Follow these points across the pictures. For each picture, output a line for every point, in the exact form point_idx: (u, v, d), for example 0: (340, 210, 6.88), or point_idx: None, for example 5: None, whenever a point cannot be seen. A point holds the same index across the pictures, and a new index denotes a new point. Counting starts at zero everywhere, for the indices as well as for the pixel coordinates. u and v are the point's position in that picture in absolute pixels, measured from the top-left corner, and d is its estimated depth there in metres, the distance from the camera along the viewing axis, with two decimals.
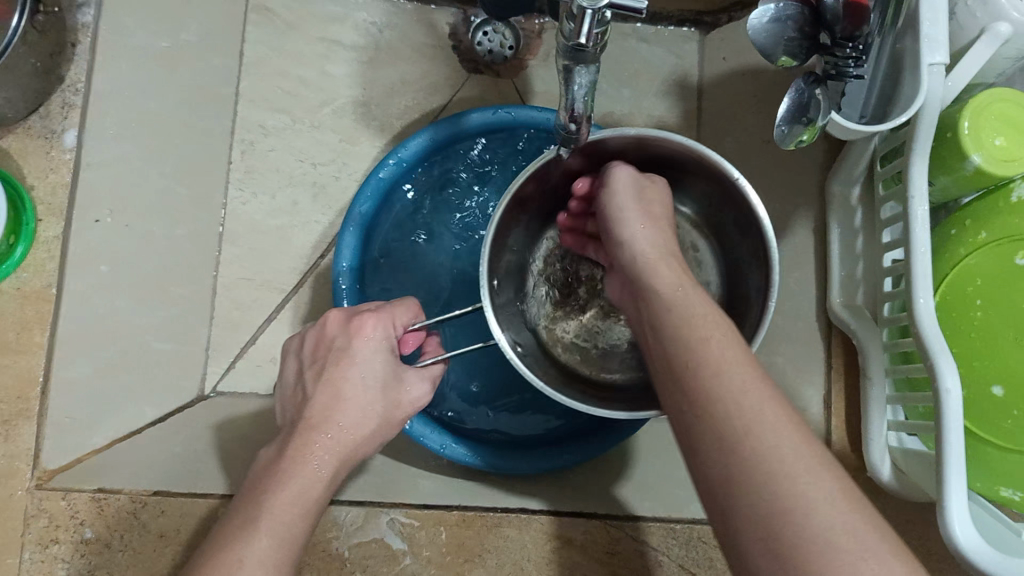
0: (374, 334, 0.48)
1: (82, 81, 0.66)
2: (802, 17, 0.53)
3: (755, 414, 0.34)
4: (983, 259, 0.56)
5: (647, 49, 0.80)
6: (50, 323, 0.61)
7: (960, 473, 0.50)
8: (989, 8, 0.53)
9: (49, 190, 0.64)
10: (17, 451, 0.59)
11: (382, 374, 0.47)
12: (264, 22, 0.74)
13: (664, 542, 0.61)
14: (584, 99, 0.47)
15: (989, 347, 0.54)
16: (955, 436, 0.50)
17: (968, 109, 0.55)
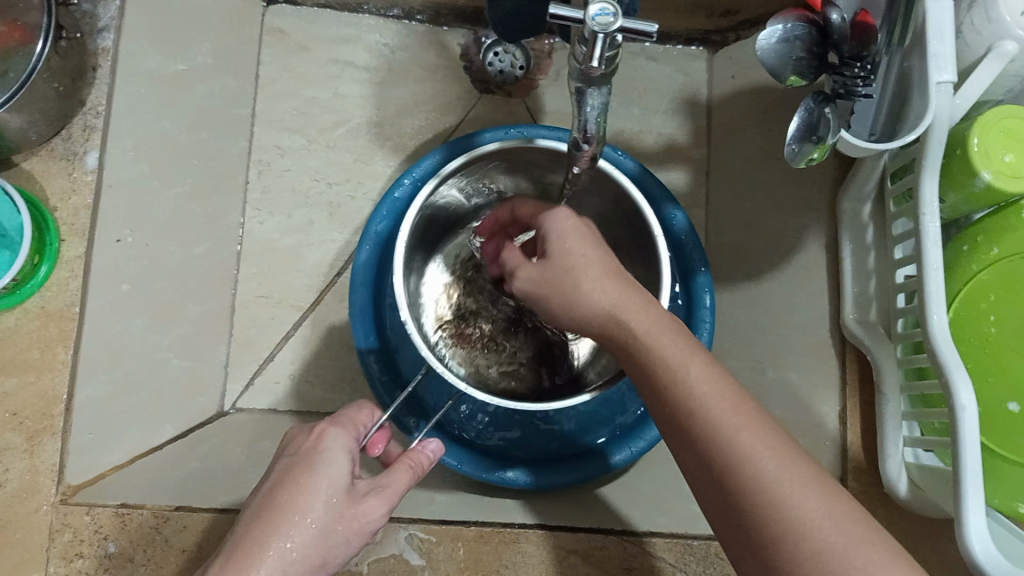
0: (335, 446, 0.45)
1: (103, 105, 0.68)
2: (810, 37, 0.53)
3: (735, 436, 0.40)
4: (995, 275, 0.56)
5: (655, 67, 0.81)
6: (73, 342, 0.62)
7: (977, 491, 0.50)
8: (994, 27, 0.54)
9: (71, 211, 0.65)
10: (41, 466, 0.60)
11: (342, 488, 0.43)
12: (275, 44, 0.75)
13: (681, 559, 0.61)
14: (596, 119, 0.47)
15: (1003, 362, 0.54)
16: (971, 453, 0.50)
17: (976, 125, 0.55)
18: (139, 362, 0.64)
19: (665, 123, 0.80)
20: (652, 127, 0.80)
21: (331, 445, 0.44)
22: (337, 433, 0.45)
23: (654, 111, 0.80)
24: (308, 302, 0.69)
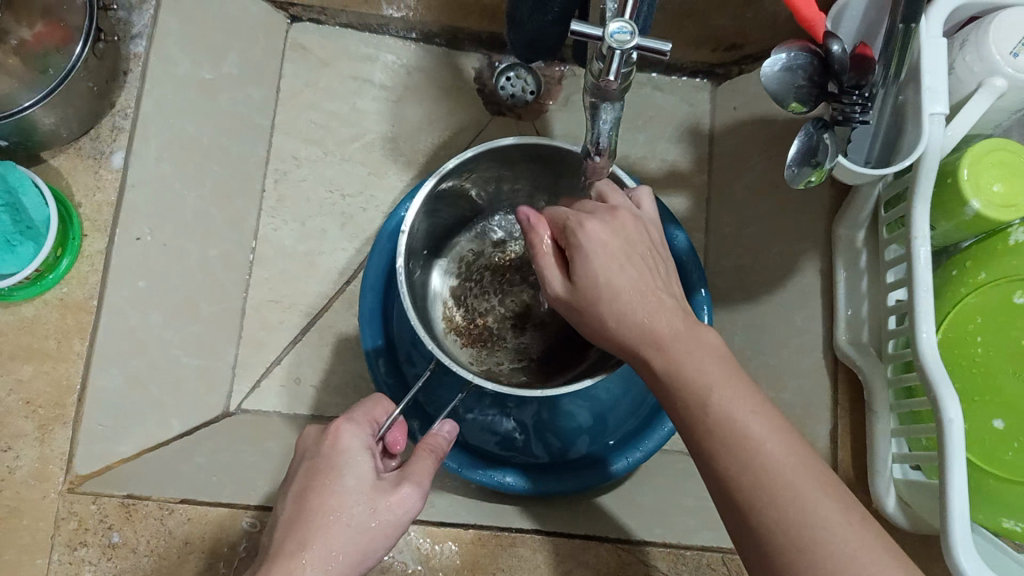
0: (352, 442, 0.49)
1: (132, 106, 0.68)
2: (812, 67, 0.56)
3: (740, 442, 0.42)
4: (985, 298, 0.58)
5: (660, 97, 0.85)
6: (89, 333, 0.62)
7: (963, 503, 0.52)
8: (985, 64, 0.57)
9: (95, 208, 0.65)
10: (51, 454, 0.60)
11: (368, 478, 0.48)
12: (299, 59, 0.80)
13: (674, 568, 0.61)
14: (609, 134, 0.52)
15: (989, 383, 0.56)
16: (957, 464, 0.52)
17: (967, 156, 0.58)
18: (153, 357, 0.65)
19: (668, 150, 0.84)
20: (656, 154, 0.84)
21: (354, 444, 0.48)
22: (356, 429, 0.49)
23: (658, 139, 0.84)
24: (319, 305, 0.76)
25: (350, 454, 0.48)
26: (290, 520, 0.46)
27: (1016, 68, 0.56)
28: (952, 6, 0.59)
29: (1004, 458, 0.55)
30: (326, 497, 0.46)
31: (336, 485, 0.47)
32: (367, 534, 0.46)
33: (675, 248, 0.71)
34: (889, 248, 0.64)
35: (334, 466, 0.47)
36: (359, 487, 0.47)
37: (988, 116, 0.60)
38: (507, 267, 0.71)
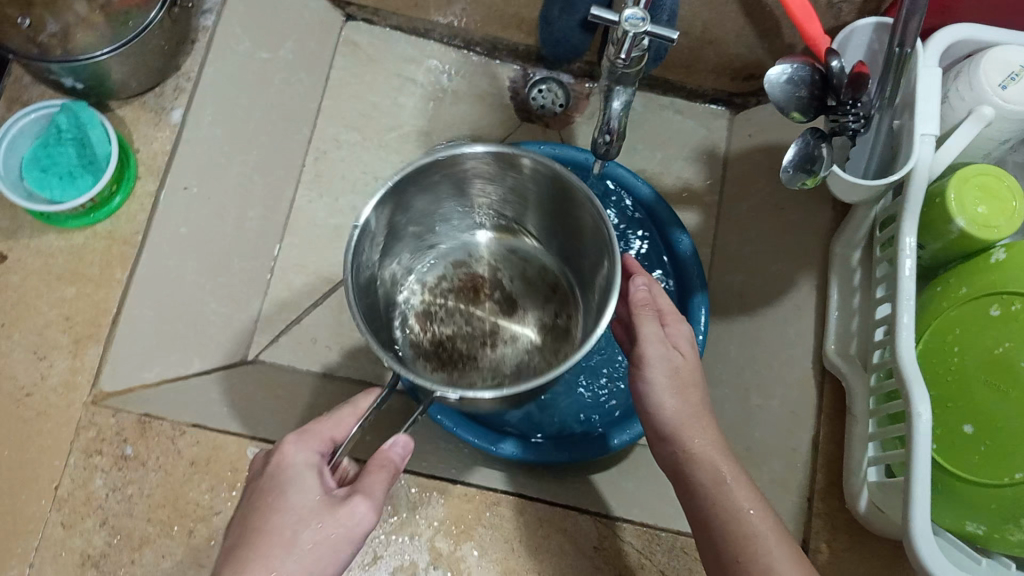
0: (300, 457, 0.49)
1: (195, 72, 0.75)
2: (812, 81, 0.61)
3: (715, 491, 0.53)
4: (963, 312, 0.61)
5: (680, 120, 0.90)
6: (130, 265, 0.68)
7: (924, 495, 0.54)
8: (975, 94, 0.62)
9: (151, 154, 0.72)
10: (80, 367, 0.65)
11: (314, 493, 0.48)
12: (349, 54, 0.86)
13: (647, 546, 0.64)
14: (620, 117, 0.57)
15: (963, 390, 0.58)
16: (922, 457, 0.54)
17: (953, 180, 0.62)
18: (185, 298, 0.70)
19: (683, 169, 0.89)
20: (671, 171, 0.89)
21: (293, 457, 0.49)
22: (300, 443, 0.50)
23: (674, 158, 0.89)
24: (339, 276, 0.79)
25: (289, 468, 0.48)
26: (234, 544, 0.46)
27: (1004, 99, 0.61)
28: (948, 43, 0.64)
29: (968, 460, 0.57)
30: (268, 518, 0.47)
31: (278, 504, 0.47)
32: (314, 552, 0.46)
33: (679, 252, 0.75)
34: (880, 265, 0.67)
35: (274, 485, 0.48)
36: (302, 505, 0.47)
37: (979, 144, 0.64)
38: (472, 287, 0.73)
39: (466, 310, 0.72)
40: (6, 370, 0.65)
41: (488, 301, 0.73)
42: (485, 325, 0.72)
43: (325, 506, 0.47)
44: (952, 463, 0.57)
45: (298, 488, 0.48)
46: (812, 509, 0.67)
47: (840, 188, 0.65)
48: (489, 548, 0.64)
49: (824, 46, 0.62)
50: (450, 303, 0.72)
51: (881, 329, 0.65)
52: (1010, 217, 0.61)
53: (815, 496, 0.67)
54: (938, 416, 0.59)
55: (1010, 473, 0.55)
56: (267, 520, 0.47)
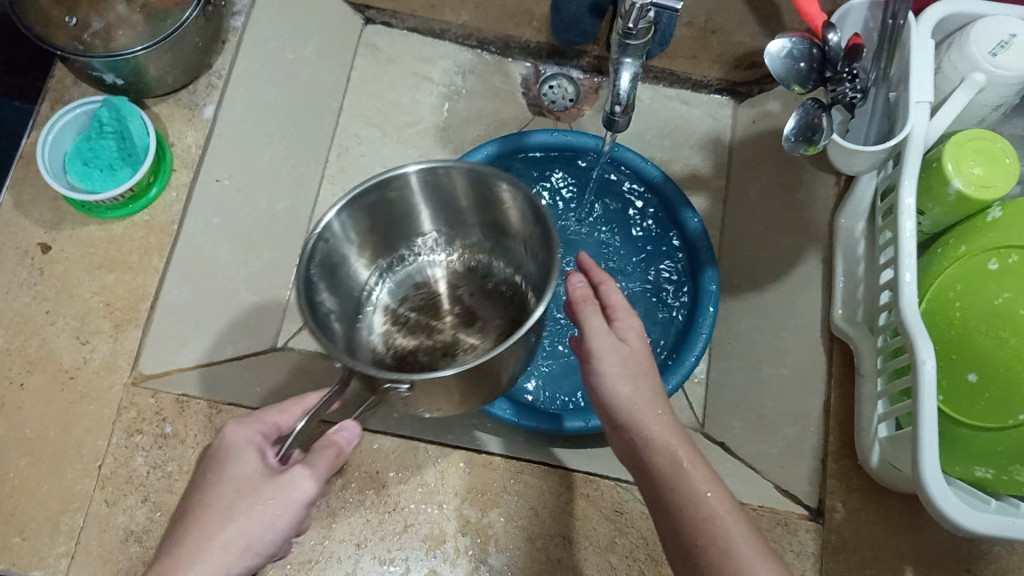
0: (243, 433, 0.50)
1: (225, 70, 0.78)
2: (811, 55, 0.65)
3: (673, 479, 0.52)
4: (962, 269, 0.63)
5: (686, 109, 0.94)
6: (167, 252, 0.71)
7: (932, 439, 0.56)
8: (967, 61, 0.65)
9: (185, 149, 0.75)
10: (121, 350, 0.67)
11: (254, 466, 0.48)
12: (369, 55, 0.92)
13: None
14: (629, 89, 0.60)
15: (965, 340, 0.61)
16: (928, 405, 0.57)
17: (949, 144, 0.64)
18: None
19: (692, 155, 0.93)
20: (680, 158, 0.93)
21: (240, 438, 0.49)
22: (248, 422, 0.51)
23: (682, 146, 0.93)
24: None
25: (237, 447, 0.49)
26: (177, 518, 0.47)
27: (995, 66, 0.64)
28: (941, 15, 0.67)
29: (974, 408, 0.59)
30: (218, 491, 0.47)
31: (227, 477, 0.48)
32: (253, 524, 0.46)
33: (689, 229, 0.77)
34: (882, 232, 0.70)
35: (222, 461, 0.49)
36: (250, 476, 0.48)
37: (972, 111, 0.68)
38: (429, 321, 0.66)
39: (428, 320, 0.66)
40: (51, 354, 0.67)
41: (447, 318, 0.66)
42: (452, 320, 0.66)
43: (257, 476, 0.48)
44: (956, 412, 0.60)
45: (242, 466, 0.48)
46: (827, 470, 0.69)
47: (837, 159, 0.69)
48: (514, 513, 0.66)
49: (820, 20, 0.66)
50: (416, 320, 0.66)
51: (886, 292, 0.68)
52: (1007, 175, 0.64)
53: (828, 459, 0.69)
54: (943, 369, 0.62)
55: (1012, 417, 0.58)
56: (220, 491, 0.47)
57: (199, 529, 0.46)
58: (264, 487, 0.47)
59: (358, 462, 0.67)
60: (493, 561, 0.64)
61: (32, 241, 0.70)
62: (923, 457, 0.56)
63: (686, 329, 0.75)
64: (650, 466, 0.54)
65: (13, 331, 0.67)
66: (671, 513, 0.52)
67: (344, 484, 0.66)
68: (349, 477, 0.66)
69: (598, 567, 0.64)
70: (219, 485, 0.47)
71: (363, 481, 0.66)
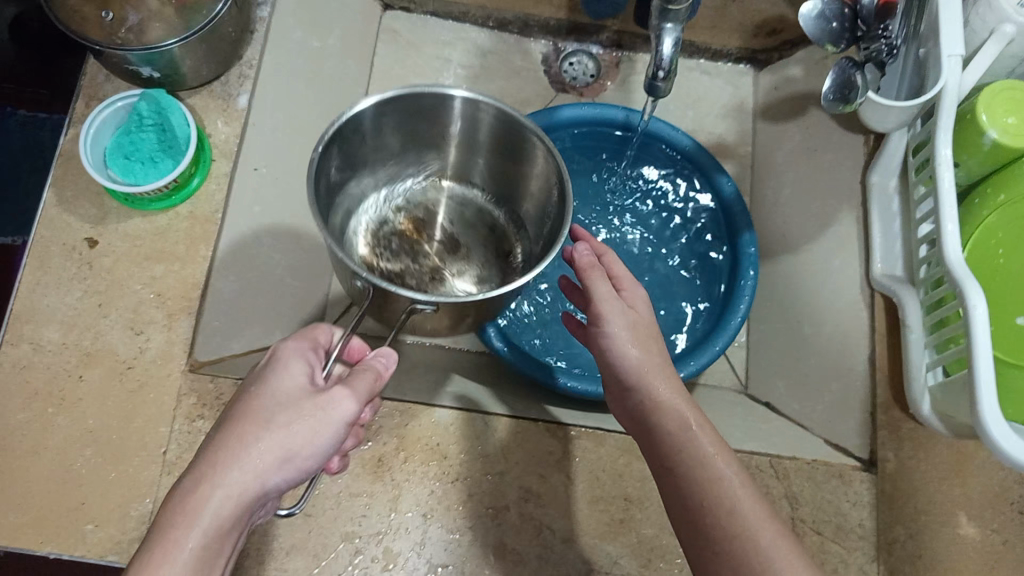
0: (291, 352, 0.48)
1: (256, 60, 0.79)
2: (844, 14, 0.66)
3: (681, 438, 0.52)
4: (1003, 216, 0.66)
5: (708, 80, 0.95)
6: (212, 241, 0.72)
7: (991, 381, 0.57)
8: (996, 13, 0.66)
9: (225, 138, 0.76)
10: (175, 339, 0.68)
11: (300, 385, 0.47)
12: (389, 40, 0.92)
13: None
14: (671, 55, 0.61)
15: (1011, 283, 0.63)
16: (983, 345, 0.58)
17: (982, 96, 0.65)
18: (264, 270, 0.74)
19: (716, 125, 0.94)
20: (704, 127, 0.93)
21: (289, 355, 0.48)
22: (301, 341, 0.49)
23: (705, 115, 0.94)
24: None
25: (279, 363, 0.47)
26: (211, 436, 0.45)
27: None
28: None
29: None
30: (258, 403, 0.45)
31: (265, 389, 0.46)
32: (295, 441, 0.44)
33: (725, 195, 0.79)
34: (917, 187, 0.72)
35: (266, 373, 0.47)
36: (293, 391, 0.46)
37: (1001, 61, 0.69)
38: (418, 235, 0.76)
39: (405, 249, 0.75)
40: (106, 346, 0.67)
41: (434, 243, 0.76)
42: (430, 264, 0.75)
43: (301, 392, 0.46)
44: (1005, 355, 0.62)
45: (284, 380, 0.46)
46: (878, 421, 0.70)
47: (872, 115, 0.71)
48: (576, 479, 0.66)
49: None
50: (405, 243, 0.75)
51: (925, 245, 0.70)
52: None
53: (879, 409, 0.71)
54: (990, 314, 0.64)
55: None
56: (258, 404, 0.45)
57: (229, 443, 0.44)
58: (305, 404, 0.46)
59: (419, 438, 0.66)
60: (558, 528, 0.64)
61: (79, 237, 0.70)
62: (982, 395, 0.57)
63: (729, 292, 0.76)
64: (655, 427, 0.53)
65: (67, 327, 0.67)
66: (672, 469, 0.52)
67: (407, 458, 0.65)
68: (411, 452, 0.66)
69: (662, 526, 0.65)
70: (256, 397, 0.46)
71: (424, 454, 0.66)
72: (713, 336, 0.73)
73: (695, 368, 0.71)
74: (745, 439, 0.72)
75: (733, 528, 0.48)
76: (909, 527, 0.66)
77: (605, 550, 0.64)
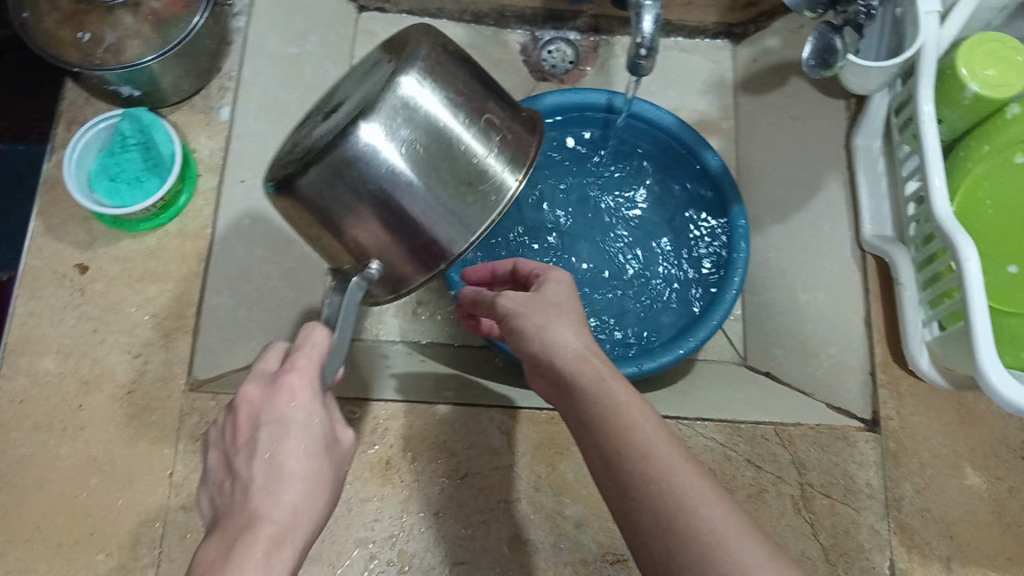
0: (300, 394, 0.47)
1: (235, 71, 0.79)
2: None
3: (593, 391, 0.49)
4: (989, 167, 0.66)
5: (686, 56, 0.94)
6: (203, 257, 0.72)
7: (987, 334, 0.57)
8: None
9: (209, 153, 0.76)
10: (174, 359, 0.68)
11: (318, 432, 0.47)
12: (366, 41, 0.91)
13: (730, 439, 0.69)
14: (653, 31, 0.61)
15: (1002, 234, 0.64)
16: (976, 297, 0.58)
17: (961, 50, 0.66)
18: (258, 282, 0.74)
19: (696, 102, 0.93)
20: (685, 105, 0.93)
21: (305, 395, 0.48)
22: (313, 367, 0.48)
23: (686, 92, 0.94)
24: None
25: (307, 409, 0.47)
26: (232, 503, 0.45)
27: None
28: None
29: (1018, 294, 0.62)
30: (289, 453, 0.46)
31: (291, 437, 0.46)
32: (311, 494, 0.46)
33: (711, 168, 0.78)
34: (901, 145, 0.72)
35: (287, 416, 0.47)
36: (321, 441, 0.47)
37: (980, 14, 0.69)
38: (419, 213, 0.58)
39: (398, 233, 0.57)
40: (106, 371, 0.67)
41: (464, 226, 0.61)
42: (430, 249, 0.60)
43: (325, 441, 0.48)
44: (1004, 303, 0.62)
45: (314, 430, 0.47)
46: (877, 381, 0.71)
47: (852, 78, 0.72)
48: (586, 464, 0.67)
49: None
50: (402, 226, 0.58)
51: (914, 203, 0.70)
52: (1020, 73, 0.65)
53: (877, 368, 0.72)
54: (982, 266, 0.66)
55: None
56: (291, 454, 0.46)
57: (258, 510, 0.44)
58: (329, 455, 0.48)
59: (425, 435, 0.67)
60: (569, 512, 0.65)
61: (70, 263, 0.71)
62: (980, 346, 0.57)
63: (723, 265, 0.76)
64: (567, 380, 0.50)
65: (64, 355, 0.68)
66: (587, 422, 0.48)
67: (415, 457, 0.66)
68: (418, 450, 0.66)
69: None
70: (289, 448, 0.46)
71: (431, 452, 0.66)
72: (711, 309, 0.73)
73: (697, 343, 0.71)
74: (748, 410, 0.73)
75: (646, 472, 0.44)
76: (915, 483, 0.68)
77: (618, 531, 0.64)
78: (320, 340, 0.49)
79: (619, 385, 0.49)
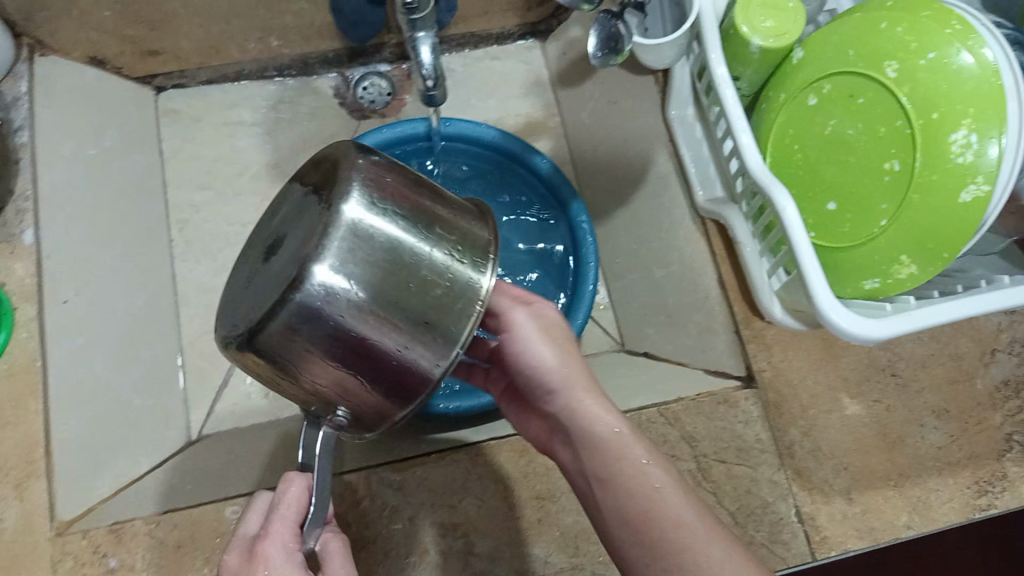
0: (274, 554, 0.50)
1: (30, 188, 0.73)
2: None
3: (606, 446, 0.54)
4: (787, 114, 0.66)
5: (498, 64, 0.94)
6: (40, 391, 0.67)
7: (820, 278, 0.59)
8: None
9: (19, 282, 0.70)
10: (32, 507, 0.63)
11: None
12: (173, 121, 0.88)
13: None
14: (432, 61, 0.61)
15: (814, 176, 0.64)
16: (804, 244, 0.59)
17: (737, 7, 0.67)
18: None
19: (519, 105, 0.94)
20: (510, 111, 0.94)
21: (282, 555, 0.51)
22: (296, 526, 0.52)
23: (508, 98, 0.94)
24: None
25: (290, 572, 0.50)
26: None
27: None
28: None
29: (842, 231, 0.63)
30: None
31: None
32: None
33: (542, 171, 0.79)
34: (710, 108, 0.73)
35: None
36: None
37: None
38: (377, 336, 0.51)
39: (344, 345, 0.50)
40: None
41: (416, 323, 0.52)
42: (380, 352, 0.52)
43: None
44: (836, 241, 0.63)
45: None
46: (743, 337, 0.73)
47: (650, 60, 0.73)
48: (487, 497, 0.65)
49: None
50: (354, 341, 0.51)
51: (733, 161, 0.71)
52: (795, 18, 0.67)
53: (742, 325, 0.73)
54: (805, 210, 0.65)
55: (876, 224, 0.60)
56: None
57: None
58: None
59: None
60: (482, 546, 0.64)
61: None
62: (819, 293, 0.58)
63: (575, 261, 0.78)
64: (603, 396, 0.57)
65: None
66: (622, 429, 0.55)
67: None
68: None
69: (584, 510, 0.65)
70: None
71: None
72: (574, 309, 0.74)
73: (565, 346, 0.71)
74: (633, 396, 0.74)
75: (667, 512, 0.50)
76: (801, 425, 0.70)
77: (533, 552, 0.63)
78: (295, 507, 0.52)
79: (622, 433, 0.55)
